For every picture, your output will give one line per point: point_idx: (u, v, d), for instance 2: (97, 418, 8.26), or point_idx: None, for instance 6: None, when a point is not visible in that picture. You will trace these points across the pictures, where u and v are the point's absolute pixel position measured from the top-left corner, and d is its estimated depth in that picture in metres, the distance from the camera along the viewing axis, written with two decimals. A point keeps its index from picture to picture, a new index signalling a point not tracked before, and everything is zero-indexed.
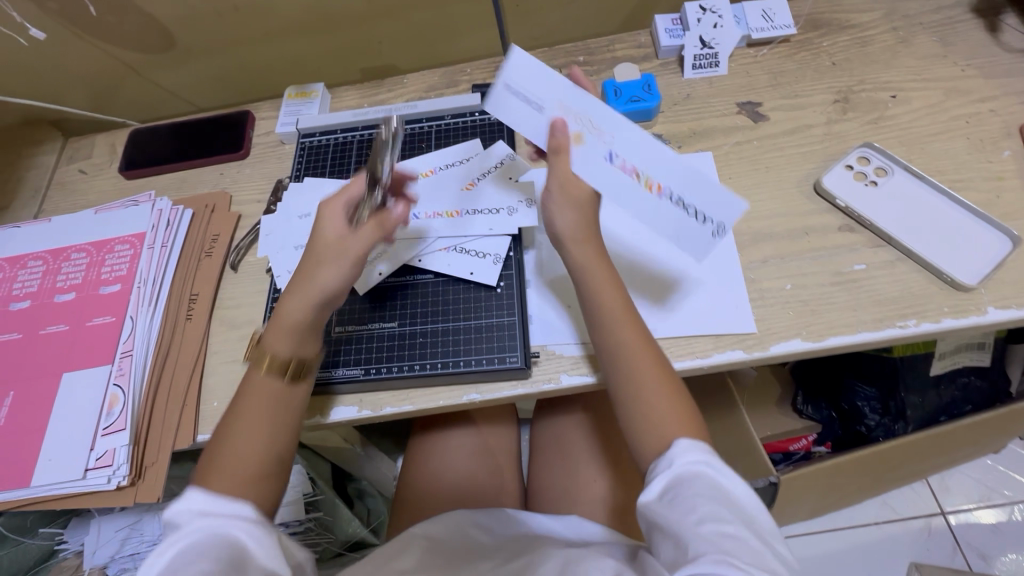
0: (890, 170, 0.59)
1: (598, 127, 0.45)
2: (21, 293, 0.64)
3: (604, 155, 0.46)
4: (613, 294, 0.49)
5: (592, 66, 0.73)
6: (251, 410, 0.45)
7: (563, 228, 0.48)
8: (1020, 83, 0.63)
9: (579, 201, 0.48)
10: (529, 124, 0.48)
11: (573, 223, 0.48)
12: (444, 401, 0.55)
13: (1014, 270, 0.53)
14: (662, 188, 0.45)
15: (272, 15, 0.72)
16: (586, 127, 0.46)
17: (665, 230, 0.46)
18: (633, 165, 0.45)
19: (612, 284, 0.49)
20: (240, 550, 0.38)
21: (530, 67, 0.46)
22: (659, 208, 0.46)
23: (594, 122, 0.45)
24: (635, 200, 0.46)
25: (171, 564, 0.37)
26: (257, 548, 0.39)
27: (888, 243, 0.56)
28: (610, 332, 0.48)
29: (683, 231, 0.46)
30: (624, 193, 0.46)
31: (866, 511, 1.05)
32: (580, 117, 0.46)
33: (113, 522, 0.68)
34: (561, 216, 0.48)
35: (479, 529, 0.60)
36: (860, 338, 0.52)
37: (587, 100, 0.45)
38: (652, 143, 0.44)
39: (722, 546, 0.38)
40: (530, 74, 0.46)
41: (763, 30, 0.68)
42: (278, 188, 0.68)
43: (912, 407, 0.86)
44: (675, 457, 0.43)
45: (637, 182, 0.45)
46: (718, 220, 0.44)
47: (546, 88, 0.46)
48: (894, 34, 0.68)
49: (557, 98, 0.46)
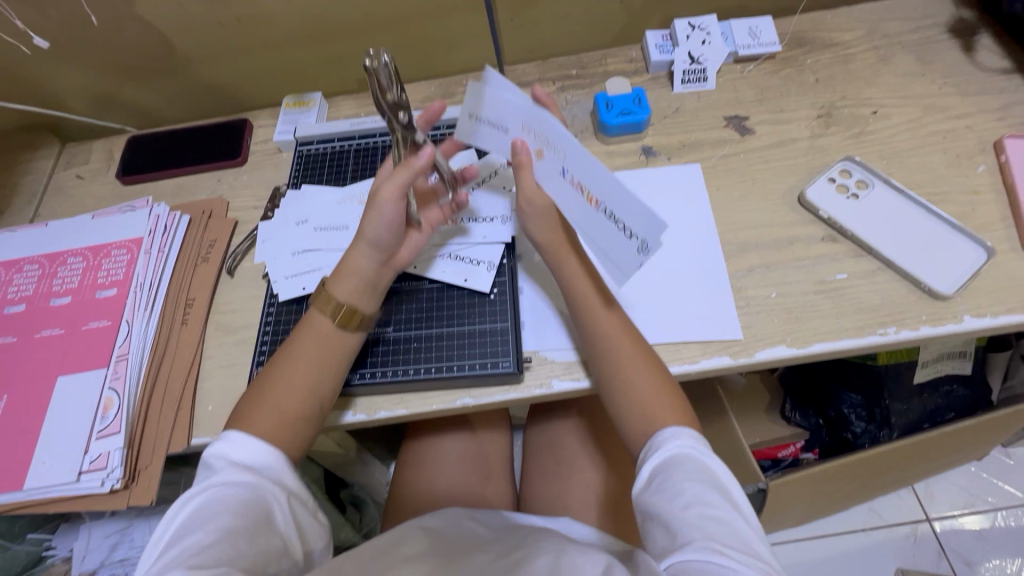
0: (871, 183, 0.61)
1: (551, 144, 0.45)
2: (17, 296, 0.64)
3: (559, 169, 0.46)
4: (588, 283, 0.52)
5: (584, 80, 0.75)
6: (291, 374, 0.49)
7: (538, 235, 0.52)
8: (995, 101, 0.65)
9: (540, 209, 0.50)
10: (497, 144, 0.49)
11: (543, 227, 0.52)
12: (438, 405, 0.56)
13: (989, 280, 0.55)
14: (599, 203, 0.45)
15: (272, 26, 0.74)
16: (543, 143, 0.46)
17: (607, 245, 0.47)
18: (578, 181, 0.45)
19: (594, 284, 0.52)
20: (259, 510, 0.43)
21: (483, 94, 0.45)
22: (600, 223, 0.46)
23: (547, 139, 0.45)
24: (583, 215, 0.47)
25: (198, 511, 0.42)
26: (274, 511, 0.44)
27: (869, 254, 0.58)
28: (592, 322, 0.51)
29: (621, 247, 0.46)
30: (575, 206, 0.47)
31: (853, 517, 1.07)
32: (537, 136, 0.46)
33: (104, 527, 0.68)
34: (536, 223, 0.52)
35: (475, 522, 0.61)
36: (842, 345, 0.54)
37: (541, 121, 0.44)
38: (589, 162, 0.43)
39: (707, 529, 0.40)
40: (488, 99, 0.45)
41: (750, 47, 0.71)
42: (275, 195, 0.69)
43: (897, 414, 0.88)
44: (665, 445, 0.45)
45: (581, 196, 0.46)
46: (643, 237, 0.44)
47: (502, 110, 0.45)
48: (875, 53, 0.71)
49: (517, 120, 0.46)
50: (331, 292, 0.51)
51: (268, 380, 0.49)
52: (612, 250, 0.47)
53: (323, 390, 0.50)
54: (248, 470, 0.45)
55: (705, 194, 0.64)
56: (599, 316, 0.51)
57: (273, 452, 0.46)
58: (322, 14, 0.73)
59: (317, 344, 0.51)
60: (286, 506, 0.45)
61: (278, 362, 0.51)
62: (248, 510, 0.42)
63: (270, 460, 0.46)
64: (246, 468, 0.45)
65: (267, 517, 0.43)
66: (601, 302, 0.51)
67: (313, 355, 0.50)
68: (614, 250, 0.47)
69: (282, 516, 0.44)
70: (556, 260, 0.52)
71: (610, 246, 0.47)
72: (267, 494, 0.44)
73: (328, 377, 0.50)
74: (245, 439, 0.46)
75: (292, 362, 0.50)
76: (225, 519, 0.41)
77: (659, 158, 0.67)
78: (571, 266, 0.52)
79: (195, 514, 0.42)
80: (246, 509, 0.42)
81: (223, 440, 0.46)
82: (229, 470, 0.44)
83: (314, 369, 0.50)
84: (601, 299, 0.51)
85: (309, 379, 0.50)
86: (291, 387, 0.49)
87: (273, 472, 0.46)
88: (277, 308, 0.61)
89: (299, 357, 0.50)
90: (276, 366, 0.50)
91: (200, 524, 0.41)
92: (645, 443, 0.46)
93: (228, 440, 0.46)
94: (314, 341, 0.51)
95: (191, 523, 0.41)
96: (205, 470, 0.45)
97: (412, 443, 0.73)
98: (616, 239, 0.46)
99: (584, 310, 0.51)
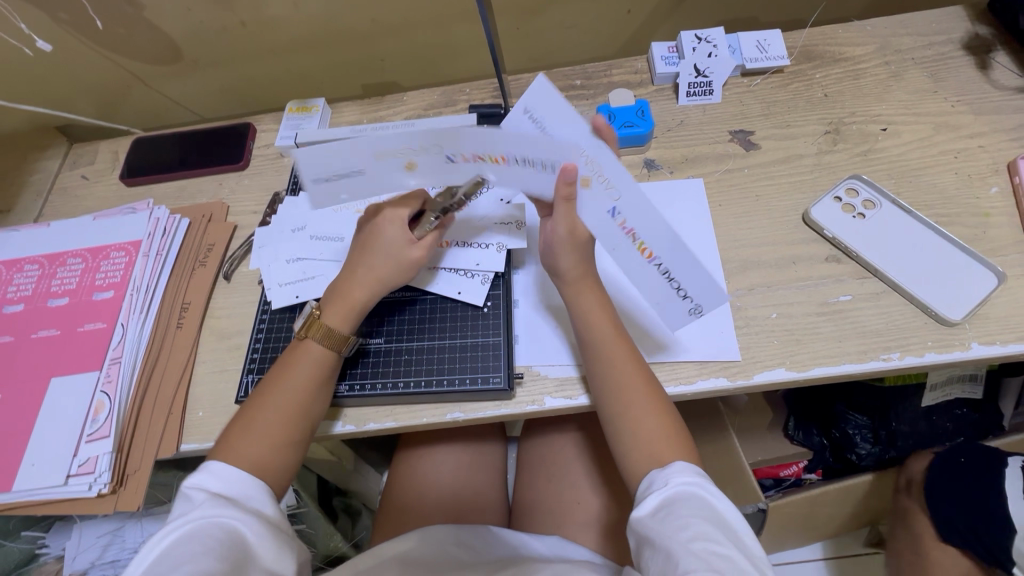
0: (878, 203, 0.60)
1: (420, 147, 0.46)
2: (16, 296, 0.64)
3: (444, 160, 0.47)
4: (602, 321, 0.51)
5: (588, 90, 0.73)
6: (280, 396, 0.49)
7: (566, 270, 0.51)
8: (1009, 121, 0.63)
9: (580, 245, 0.50)
10: (446, 136, 0.44)
11: (574, 265, 0.51)
12: (427, 418, 0.55)
13: (999, 306, 0.53)
14: (506, 158, 0.46)
15: (277, 32, 0.74)
16: (410, 155, 0.46)
17: (653, 298, 0.50)
18: (472, 154, 0.46)
19: (611, 323, 0.51)
20: (238, 545, 0.41)
21: (547, 94, 0.44)
22: (588, 203, 0.46)
23: (414, 148, 0.46)
24: (636, 266, 0.48)
25: (174, 551, 0.39)
26: (256, 541, 0.42)
27: (874, 276, 0.56)
28: (598, 356, 0.50)
29: (667, 301, 0.49)
30: (622, 251, 0.48)
31: (857, 540, 1.04)
32: (399, 152, 0.46)
33: (96, 528, 0.68)
34: (566, 259, 0.51)
35: (462, 546, 0.59)
36: (843, 370, 0.52)
37: (452, 133, 0.44)
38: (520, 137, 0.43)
39: (711, 564, 0.38)
40: (543, 103, 0.44)
41: (757, 61, 0.69)
42: (274, 201, 0.69)
43: (903, 437, 0.84)
44: (671, 476, 0.44)
45: (485, 163, 0.46)
46: (697, 301, 0.48)
47: (557, 121, 0.44)
48: (886, 68, 0.69)
49: (365, 153, 0.46)
50: (326, 323, 0.52)
51: (255, 407, 0.49)
52: (659, 306, 0.50)
53: (312, 414, 0.50)
54: (226, 502, 0.43)
55: (707, 212, 0.62)
56: (616, 356, 0.50)
57: (254, 481, 0.45)
58: (328, 20, 0.73)
59: (305, 367, 0.51)
60: (266, 538, 0.43)
61: (263, 388, 0.50)
62: (227, 548, 0.40)
63: (252, 492, 0.45)
64: (226, 500, 0.43)
65: (246, 553, 0.41)
66: (616, 338, 0.50)
67: (303, 378, 0.50)
68: (664, 304, 0.50)
69: (264, 550, 0.42)
70: (576, 293, 0.52)
71: (659, 303, 0.50)
72: (246, 527, 0.42)
73: (321, 397, 0.51)
74: (227, 469, 0.45)
75: (281, 390, 0.50)
76: (203, 558, 0.39)
77: (661, 172, 0.66)
78: (587, 302, 0.52)
79: (171, 551, 0.39)
80: (225, 547, 0.40)
81: (205, 472, 0.45)
82: (207, 501, 0.42)
83: (304, 394, 0.50)
84: (614, 336, 0.51)
85: (303, 404, 0.50)
86: (285, 413, 0.49)
87: (255, 504, 0.44)
88: (270, 316, 0.61)
89: (287, 383, 0.50)
90: (262, 395, 0.50)
91: (176, 564, 0.38)
92: (650, 476, 0.45)
93: (210, 472, 0.45)
94: (306, 369, 0.51)
95: (167, 562, 0.39)
96: (180, 504, 0.43)
97: (405, 456, 0.72)
98: (666, 295, 0.49)
99: (597, 344, 0.50)
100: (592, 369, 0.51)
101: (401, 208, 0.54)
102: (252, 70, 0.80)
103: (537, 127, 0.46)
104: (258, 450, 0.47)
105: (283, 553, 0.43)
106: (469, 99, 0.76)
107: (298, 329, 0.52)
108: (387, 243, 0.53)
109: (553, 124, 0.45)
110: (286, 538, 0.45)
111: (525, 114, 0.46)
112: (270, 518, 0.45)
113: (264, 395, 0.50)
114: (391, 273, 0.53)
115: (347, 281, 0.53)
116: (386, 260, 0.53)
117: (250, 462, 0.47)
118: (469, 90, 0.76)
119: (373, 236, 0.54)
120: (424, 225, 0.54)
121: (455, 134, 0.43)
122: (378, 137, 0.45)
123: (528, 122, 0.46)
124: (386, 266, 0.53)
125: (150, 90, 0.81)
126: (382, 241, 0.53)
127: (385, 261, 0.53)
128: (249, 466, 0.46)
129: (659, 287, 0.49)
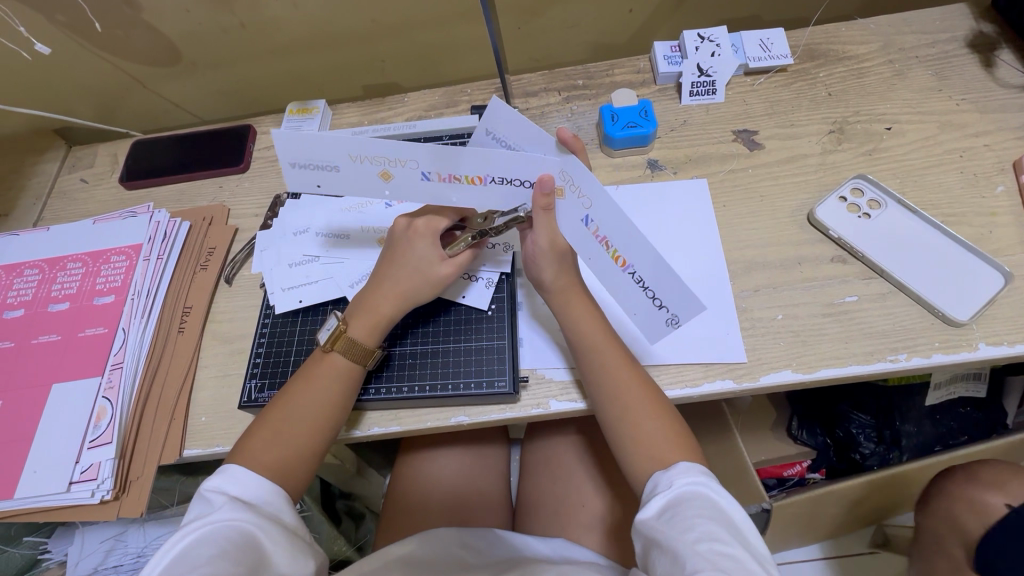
0: (883, 203, 0.59)
1: (398, 159, 0.46)
2: (15, 301, 0.64)
3: (419, 176, 0.47)
4: (591, 326, 0.51)
5: (591, 90, 0.72)
6: (301, 404, 0.49)
7: (550, 281, 0.51)
8: (1014, 119, 0.63)
9: (561, 254, 0.50)
10: (417, 153, 0.45)
11: (556, 275, 0.51)
12: (432, 422, 0.55)
13: (1006, 306, 0.53)
14: (484, 178, 0.47)
15: (277, 33, 0.74)
16: (386, 164, 0.47)
17: (633, 308, 0.50)
18: (448, 173, 0.47)
19: (602, 328, 0.51)
20: (254, 550, 0.40)
21: (511, 117, 0.44)
22: (563, 211, 0.48)
23: (391, 158, 0.46)
24: (610, 275, 0.49)
25: (188, 552, 0.39)
26: (271, 546, 0.41)
27: (880, 276, 0.56)
28: (591, 361, 0.50)
29: (645, 310, 0.50)
30: (598, 260, 0.49)
31: (861, 539, 1.04)
32: (378, 159, 0.46)
33: (98, 533, 0.68)
34: (548, 271, 0.51)
35: (466, 549, 0.58)
36: (849, 371, 0.52)
37: (428, 149, 0.45)
38: (494, 153, 0.44)
39: (718, 564, 0.37)
40: (509, 124, 0.45)
41: (761, 59, 0.69)
42: (275, 204, 0.68)
43: (907, 436, 0.85)
44: (676, 477, 0.44)
45: (460, 184, 0.47)
46: (674, 311, 0.48)
47: (522, 139, 0.46)
48: (890, 67, 0.69)
49: (347, 153, 0.46)
50: (351, 337, 0.51)
51: (276, 414, 0.49)
52: (637, 316, 0.50)
53: (332, 425, 0.50)
54: (244, 505, 0.42)
55: (711, 212, 0.62)
56: (608, 360, 0.50)
57: (273, 487, 0.45)
58: (328, 22, 0.73)
59: (327, 377, 0.50)
60: (282, 543, 0.42)
61: (284, 395, 0.50)
62: (244, 551, 0.39)
63: (268, 496, 0.44)
64: (244, 503, 0.43)
65: (261, 558, 0.40)
66: (607, 343, 0.50)
67: (326, 388, 0.50)
68: (643, 317, 0.50)
69: (279, 555, 0.41)
70: (562, 303, 0.52)
71: (637, 313, 0.50)
72: (263, 531, 0.42)
73: (342, 409, 0.50)
74: (246, 473, 0.45)
75: (302, 399, 0.49)
76: (218, 560, 0.38)
77: (665, 172, 0.65)
78: (577, 309, 0.51)
79: (187, 552, 0.39)
80: (241, 551, 0.39)
81: (221, 475, 0.45)
82: (225, 504, 0.42)
83: (325, 404, 0.50)
84: (607, 341, 0.50)
85: (322, 412, 0.49)
86: (304, 422, 0.49)
87: (272, 508, 0.44)
88: (273, 320, 0.60)
89: (309, 392, 0.50)
90: (283, 402, 0.50)
91: (191, 565, 0.38)
92: (655, 478, 0.45)
93: (227, 475, 0.45)
94: (328, 379, 0.50)
95: (183, 563, 0.38)
96: (199, 506, 0.43)
97: (409, 459, 0.72)
98: (645, 305, 0.49)
99: (591, 348, 0.50)
100: (586, 374, 0.51)
101: (436, 223, 0.53)
102: (252, 72, 0.79)
103: (504, 147, 0.47)
104: (270, 454, 0.47)
105: (299, 558, 0.43)
106: (471, 99, 0.75)
107: (324, 341, 0.52)
108: (417, 258, 0.53)
109: (523, 144, 0.46)
110: (302, 543, 0.44)
111: (489, 135, 0.47)
112: (286, 524, 0.44)
113: (285, 403, 0.49)
114: (419, 289, 0.53)
115: (375, 293, 0.53)
116: (415, 274, 0.53)
117: (267, 469, 0.46)
118: (471, 91, 0.76)
119: (404, 248, 0.53)
120: (459, 243, 0.53)
121: (456, 152, 0.44)
122: (355, 141, 0.45)
123: (493, 143, 0.47)
124: (415, 282, 0.53)
125: (149, 92, 0.81)
126: (410, 255, 0.53)
127: (414, 276, 0.53)
128: (265, 472, 0.46)
129: (638, 296, 0.49)
